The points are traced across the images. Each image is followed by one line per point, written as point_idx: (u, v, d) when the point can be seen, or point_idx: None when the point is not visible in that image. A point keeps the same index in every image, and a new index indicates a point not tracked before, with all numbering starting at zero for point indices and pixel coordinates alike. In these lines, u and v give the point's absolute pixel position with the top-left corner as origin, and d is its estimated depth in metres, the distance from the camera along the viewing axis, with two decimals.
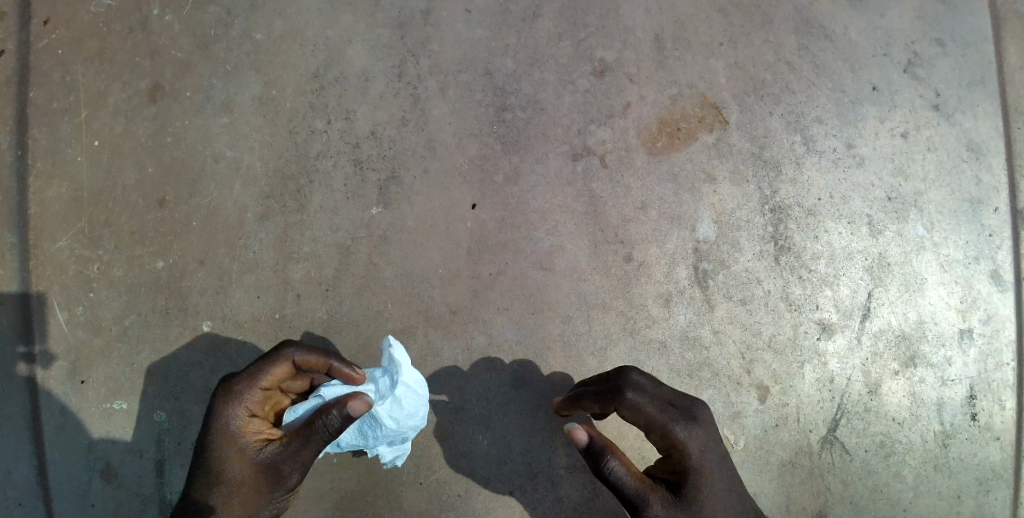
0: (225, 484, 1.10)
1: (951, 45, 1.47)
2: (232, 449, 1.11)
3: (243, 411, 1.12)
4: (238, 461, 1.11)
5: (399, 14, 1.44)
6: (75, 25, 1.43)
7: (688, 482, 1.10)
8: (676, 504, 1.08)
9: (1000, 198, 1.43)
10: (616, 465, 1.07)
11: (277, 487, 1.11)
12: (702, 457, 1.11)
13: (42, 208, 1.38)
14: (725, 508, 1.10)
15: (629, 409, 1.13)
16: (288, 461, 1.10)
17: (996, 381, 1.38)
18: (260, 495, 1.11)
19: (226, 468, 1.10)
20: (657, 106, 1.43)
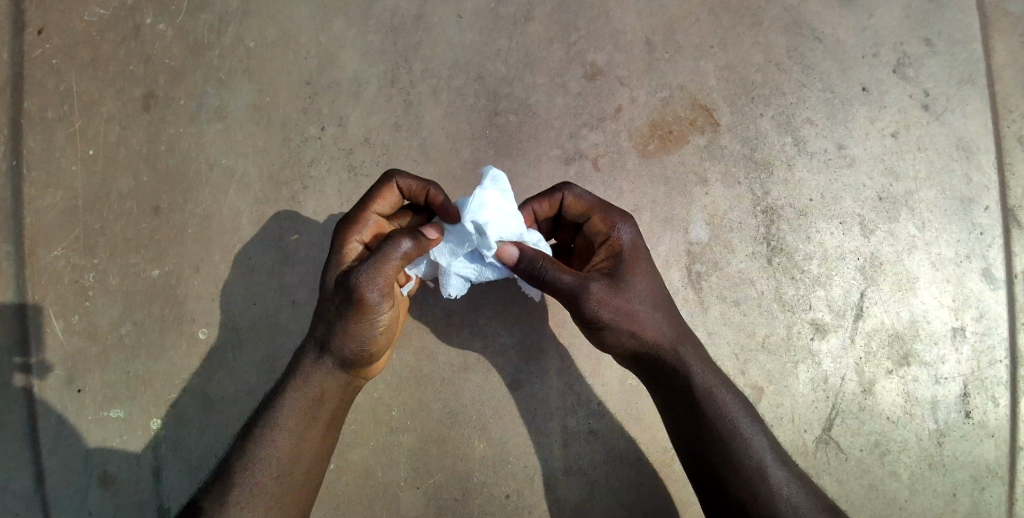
0: (321, 316, 1.14)
1: (940, 44, 1.48)
2: (326, 277, 1.14)
3: (352, 242, 1.15)
4: (327, 287, 1.14)
5: (390, 20, 1.45)
6: (68, 34, 1.44)
7: (623, 282, 1.10)
8: (611, 302, 1.08)
9: (990, 196, 1.44)
10: (547, 265, 1.08)
11: (354, 315, 1.09)
12: (637, 265, 1.12)
13: (37, 217, 1.38)
14: (657, 317, 1.13)
15: (573, 202, 1.15)
16: (353, 282, 1.07)
17: (990, 379, 1.39)
18: (346, 321, 1.11)
19: (321, 297, 1.14)
20: (649, 108, 1.44)
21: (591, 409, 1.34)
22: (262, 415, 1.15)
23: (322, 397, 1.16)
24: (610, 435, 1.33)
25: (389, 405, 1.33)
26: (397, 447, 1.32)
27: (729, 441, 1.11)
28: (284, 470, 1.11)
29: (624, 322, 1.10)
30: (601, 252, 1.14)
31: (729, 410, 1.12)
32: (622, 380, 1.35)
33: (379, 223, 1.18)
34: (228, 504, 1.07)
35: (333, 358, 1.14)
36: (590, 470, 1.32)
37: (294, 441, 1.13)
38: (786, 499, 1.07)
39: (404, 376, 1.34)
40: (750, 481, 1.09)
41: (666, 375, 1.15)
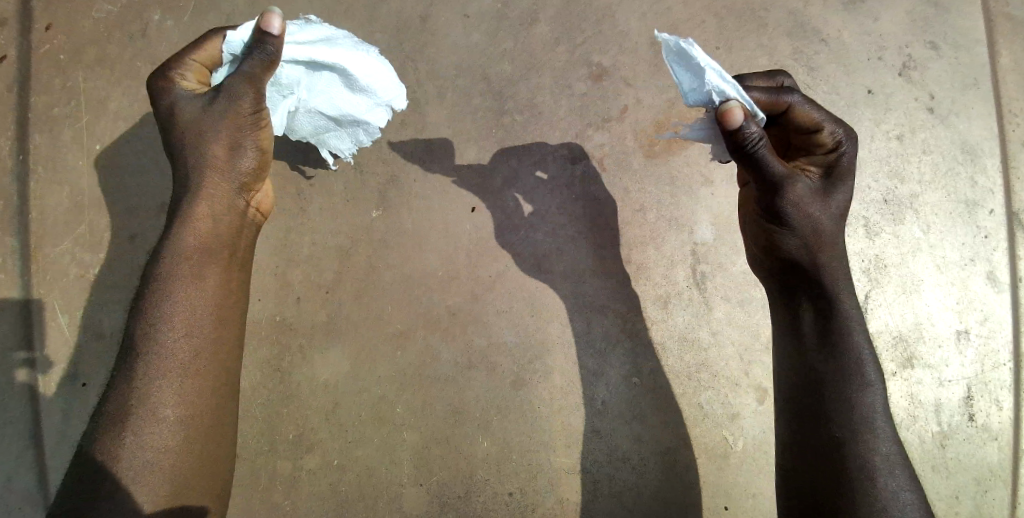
0: (194, 137, 1.02)
1: (945, 48, 1.48)
2: (178, 101, 1.02)
3: (176, 77, 1.03)
4: (188, 105, 1.02)
5: (396, 20, 1.46)
6: (76, 32, 1.44)
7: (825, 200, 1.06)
8: (806, 216, 1.05)
9: (995, 199, 1.44)
10: (764, 145, 0.96)
11: (244, 111, 1.01)
12: (843, 180, 1.07)
13: (43, 213, 1.39)
14: (834, 244, 1.08)
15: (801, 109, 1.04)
16: (235, 74, 0.99)
17: (994, 382, 1.39)
18: (236, 119, 1.02)
19: (184, 120, 1.02)
20: (654, 110, 1.44)
21: (594, 408, 1.34)
22: (148, 277, 0.99)
23: (217, 229, 1.05)
24: (612, 435, 1.33)
25: (392, 403, 1.34)
26: (400, 446, 1.32)
27: (844, 379, 1.04)
28: (192, 319, 0.98)
29: (800, 231, 1.06)
30: (816, 163, 1.09)
31: (858, 355, 1.06)
32: (625, 380, 1.35)
33: (205, 64, 1.06)
34: (137, 380, 0.92)
35: (226, 174, 1.05)
36: (592, 470, 1.32)
37: (198, 285, 1.00)
38: (883, 451, 1.00)
39: (407, 374, 1.34)
40: (858, 420, 1.02)
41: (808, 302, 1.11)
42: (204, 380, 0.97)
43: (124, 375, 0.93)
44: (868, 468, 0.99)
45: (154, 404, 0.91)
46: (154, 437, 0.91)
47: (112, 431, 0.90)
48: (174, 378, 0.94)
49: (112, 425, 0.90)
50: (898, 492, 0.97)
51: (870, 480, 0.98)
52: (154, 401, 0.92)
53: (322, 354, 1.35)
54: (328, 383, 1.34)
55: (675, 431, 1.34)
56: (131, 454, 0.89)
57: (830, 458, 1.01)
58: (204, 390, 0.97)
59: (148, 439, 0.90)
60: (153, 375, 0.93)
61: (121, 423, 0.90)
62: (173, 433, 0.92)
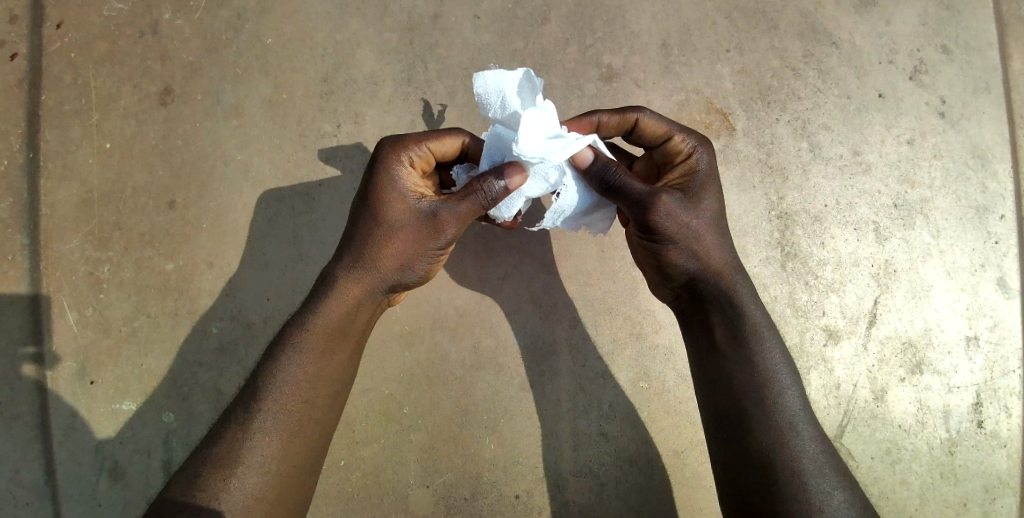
0: (380, 234, 1.08)
1: (956, 52, 1.47)
2: (392, 190, 1.07)
3: (400, 160, 1.09)
4: (398, 201, 1.07)
5: (406, 20, 1.46)
6: (87, 29, 1.45)
7: (693, 199, 1.09)
8: (684, 215, 1.07)
9: (1006, 205, 1.43)
10: (624, 175, 1.04)
11: (434, 238, 1.08)
12: (708, 183, 1.11)
13: (53, 209, 1.39)
14: (717, 242, 1.11)
15: (650, 124, 1.14)
16: (450, 211, 1.06)
17: (1003, 388, 1.38)
18: (425, 242, 1.08)
19: (385, 215, 1.07)
20: (663, 111, 1.43)
21: (601, 411, 1.33)
22: (287, 334, 1.07)
23: (354, 317, 1.11)
24: (619, 437, 1.32)
25: (399, 403, 1.33)
26: (407, 446, 1.32)
27: (768, 376, 1.08)
28: (314, 396, 1.06)
29: (682, 240, 1.08)
30: (683, 174, 1.12)
31: (773, 357, 1.09)
32: (633, 382, 1.35)
33: (434, 153, 1.13)
34: (250, 431, 1.00)
35: (387, 278, 1.11)
36: (598, 472, 1.31)
37: (326, 365, 1.07)
38: (809, 451, 1.03)
39: (415, 374, 1.34)
40: (769, 417, 1.05)
41: (717, 312, 1.12)
42: (294, 451, 1.03)
43: (239, 420, 1.01)
44: (797, 473, 1.01)
45: (254, 462, 0.99)
46: (252, 490, 0.97)
47: (218, 468, 0.97)
48: (282, 441, 1.01)
49: (219, 460, 0.98)
50: (825, 498, 1.00)
51: (796, 485, 1.00)
52: (259, 458, 0.99)
53: None
54: None
55: (682, 433, 1.33)
56: (230, 502, 0.96)
57: (767, 474, 1.02)
58: (304, 460, 1.04)
59: (243, 491, 0.97)
60: (264, 433, 1.00)
61: (227, 466, 0.98)
62: (263, 490, 0.98)
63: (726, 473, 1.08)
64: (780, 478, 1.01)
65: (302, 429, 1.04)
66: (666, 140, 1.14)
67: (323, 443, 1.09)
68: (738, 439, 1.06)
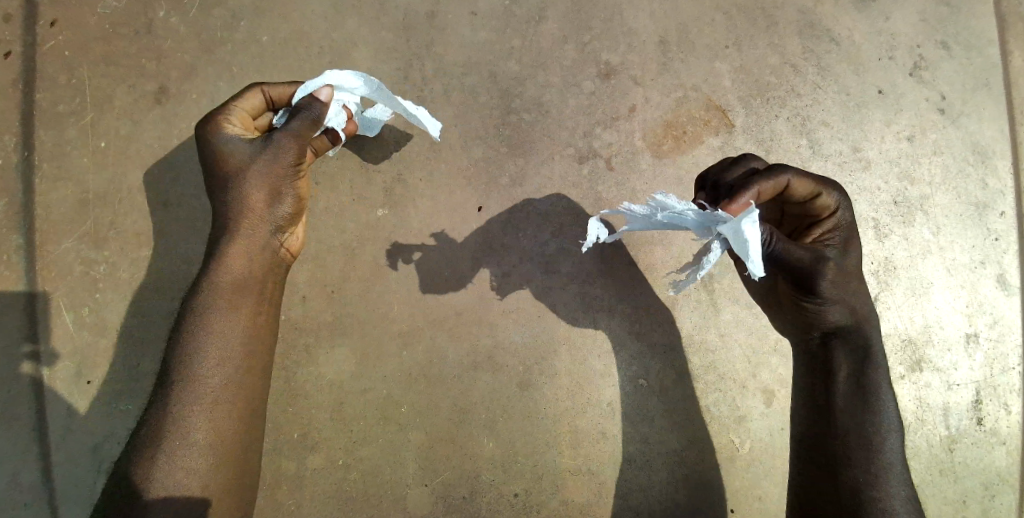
0: (235, 183, 1.08)
1: (957, 48, 1.47)
2: (224, 145, 1.08)
3: (225, 124, 1.10)
4: (231, 151, 1.08)
5: (403, 18, 1.45)
6: (81, 28, 1.44)
7: (845, 259, 1.11)
8: (834, 277, 1.09)
9: (1006, 202, 1.42)
10: (783, 246, 1.03)
11: (281, 164, 1.10)
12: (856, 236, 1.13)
13: (48, 209, 1.38)
14: (850, 297, 1.13)
15: (801, 183, 1.06)
16: (285, 131, 1.09)
17: (1002, 385, 1.38)
18: (277, 168, 1.09)
19: (232, 165, 1.08)
20: (662, 109, 1.43)
21: (600, 410, 1.33)
22: (185, 309, 1.05)
23: (249, 267, 1.10)
24: (618, 436, 1.32)
25: (398, 403, 1.33)
26: (405, 446, 1.32)
27: (885, 415, 1.09)
28: (229, 352, 1.04)
29: (844, 301, 1.11)
30: (828, 229, 1.12)
31: (888, 399, 1.10)
32: (632, 381, 1.34)
33: (247, 110, 1.14)
34: (170, 408, 0.97)
35: (264, 217, 1.11)
36: (597, 471, 1.31)
37: (236, 320, 1.06)
38: (896, 487, 1.05)
39: (413, 374, 1.34)
40: (875, 452, 1.07)
41: (845, 356, 1.13)
42: (224, 415, 1.01)
43: (158, 404, 0.98)
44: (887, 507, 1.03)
45: (182, 434, 0.96)
46: (185, 459, 0.95)
47: (146, 450, 0.95)
48: (209, 404, 0.99)
49: (149, 444, 0.96)
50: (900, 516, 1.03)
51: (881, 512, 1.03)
52: (185, 429, 0.96)
53: (326, 353, 1.34)
54: (333, 382, 1.33)
55: (682, 432, 1.33)
56: (165, 478, 0.94)
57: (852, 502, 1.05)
58: (236, 415, 1.03)
59: (179, 464, 0.95)
60: (186, 404, 0.98)
61: (154, 446, 0.95)
62: (198, 455, 0.97)
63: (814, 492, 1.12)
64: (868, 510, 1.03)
65: (226, 391, 1.02)
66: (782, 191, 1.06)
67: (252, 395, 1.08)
68: (836, 467, 1.09)
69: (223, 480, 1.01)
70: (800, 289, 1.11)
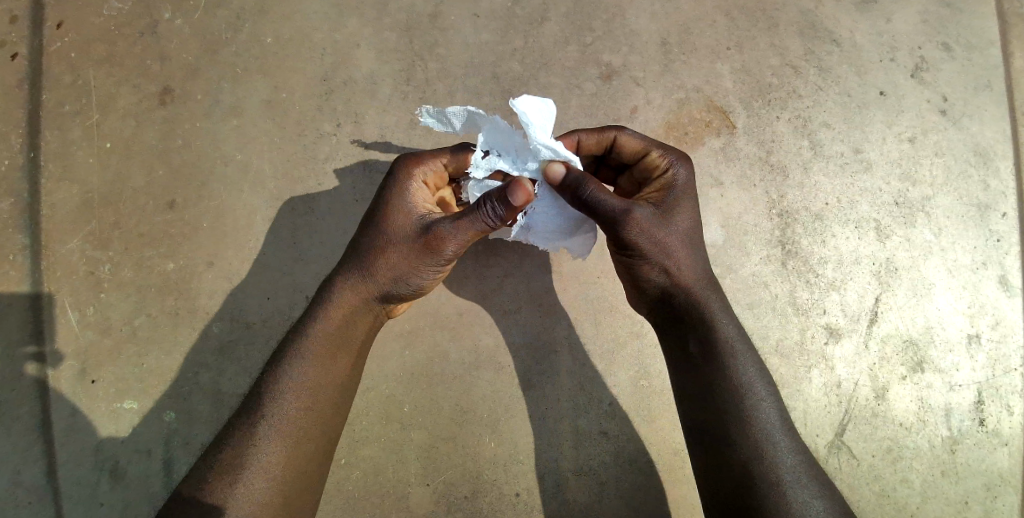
0: (384, 244, 1.10)
1: (958, 49, 1.47)
2: (400, 203, 1.11)
3: (412, 176, 1.13)
4: (404, 213, 1.10)
5: (405, 19, 1.45)
6: (87, 29, 1.45)
7: (670, 213, 1.10)
8: (653, 228, 1.07)
9: (1008, 203, 1.42)
10: (596, 187, 1.04)
11: (438, 253, 1.09)
12: (685, 196, 1.12)
13: (54, 209, 1.39)
14: (682, 255, 1.10)
15: (627, 141, 1.16)
16: (451, 230, 1.07)
17: (1004, 387, 1.37)
18: (425, 256, 1.09)
19: (392, 227, 1.10)
20: (663, 110, 1.43)
21: (601, 409, 1.33)
22: (291, 342, 1.08)
23: (357, 327, 1.12)
24: (619, 436, 1.32)
25: (399, 402, 1.33)
26: (406, 445, 1.32)
27: (742, 386, 1.07)
28: (318, 405, 1.05)
29: (656, 257, 1.08)
30: (658, 188, 1.13)
31: (746, 374, 1.08)
32: (633, 381, 1.34)
33: (448, 170, 1.17)
34: (257, 439, 1.00)
35: (387, 289, 1.11)
36: (599, 471, 1.31)
37: (333, 376, 1.08)
38: (787, 465, 1.02)
39: (415, 374, 1.34)
40: (746, 426, 1.04)
41: (692, 331, 1.11)
42: (300, 460, 1.03)
43: (246, 429, 1.01)
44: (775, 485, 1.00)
45: (259, 470, 0.98)
46: (256, 497, 0.97)
47: (225, 471, 0.98)
48: (285, 450, 1.01)
49: (226, 467, 0.98)
50: (800, 499, 1.00)
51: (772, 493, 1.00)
52: (263, 465, 0.99)
53: None
54: None
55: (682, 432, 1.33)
56: (236, 507, 0.96)
57: (737, 483, 1.02)
58: (310, 469, 1.05)
59: (251, 498, 0.97)
60: (268, 441, 1.00)
61: (233, 474, 0.98)
62: (269, 496, 0.98)
63: (706, 488, 1.07)
64: (761, 492, 1.00)
65: (307, 441, 1.04)
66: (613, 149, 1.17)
67: (327, 454, 1.08)
68: (718, 454, 1.05)
69: None
70: (616, 245, 1.09)
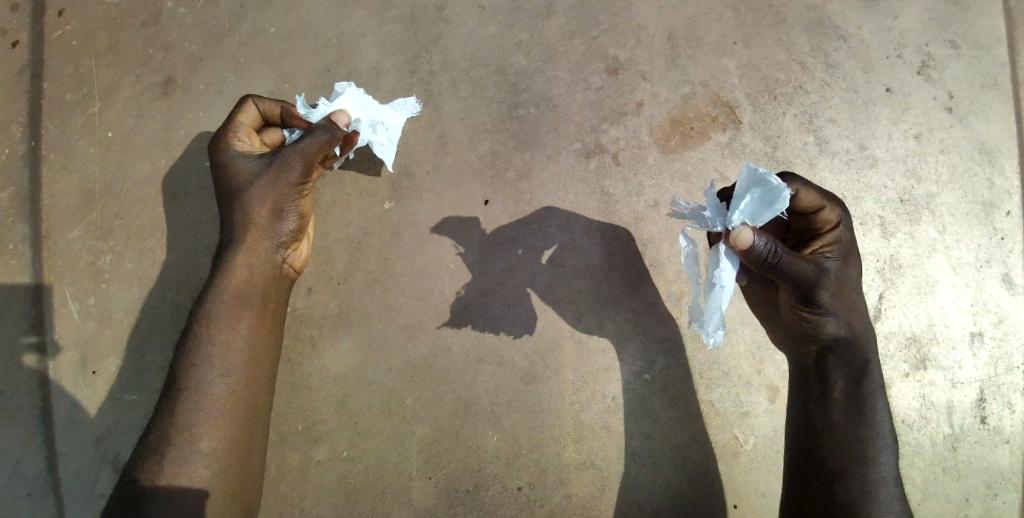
0: (243, 199, 1.15)
1: (965, 47, 1.46)
2: (234, 164, 1.15)
3: (231, 141, 1.18)
4: (240, 167, 1.15)
5: (410, 10, 1.44)
6: (89, 18, 1.44)
7: (846, 271, 1.14)
8: (833, 288, 1.12)
9: (1012, 201, 1.42)
10: (786, 257, 1.04)
11: (286, 178, 1.14)
12: (849, 250, 1.15)
13: (55, 199, 1.38)
14: (852, 311, 1.16)
15: (806, 196, 1.11)
16: (291, 150, 1.12)
17: (1006, 384, 1.38)
18: (279, 185, 1.14)
19: (239, 184, 1.15)
20: (670, 105, 1.42)
21: (604, 404, 1.33)
22: (190, 321, 1.12)
23: (256, 277, 1.17)
24: (622, 431, 1.32)
25: (402, 396, 1.33)
26: (409, 439, 1.32)
27: (871, 418, 1.13)
28: (230, 352, 1.10)
29: (841, 312, 1.14)
30: (829, 242, 1.14)
31: (876, 410, 1.14)
32: (636, 377, 1.34)
33: (248, 125, 1.21)
34: (177, 413, 1.05)
35: (267, 235, 1.17)
36: (601, 465, 1.31)
37: (240, 326, 1.12)
38: (887, 491, 1.09)
39: (418, 368, 1.34)
40: (864, 467, 1.11)
41: (839, 366, 1.16)
42: (224, 409, 1.07)
43: (166, 408, 1.06)
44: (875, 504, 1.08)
45: (191, 433, 1.04)
46: (193, 468, 1.03)
47: (158, 452, 1.02)
48: (207, 406, 1.06)
49: (158, 450, 1.03)
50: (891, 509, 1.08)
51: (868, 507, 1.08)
52: (191, 437, 1.04)
53: (331, 345, 1.34)
54: (338, 374, 1.34)
55: (685, 428, 1.33)
56: (179, 475, 1.02)
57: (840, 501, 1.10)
58: (242, 421, 1.10)
59: (189, 460, 1.03)
60: (189, 405, 1.05)
61: (163, 452, 1.02)
62: (206, 465, 1.04)
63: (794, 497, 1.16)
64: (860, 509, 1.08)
65: (232, 391, 1.09)
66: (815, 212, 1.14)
67: (257, 408, 1.13)
68: (824, 480, 1.13)
69: (227, 471, 1.07)
70: (801, 301, 1.13)
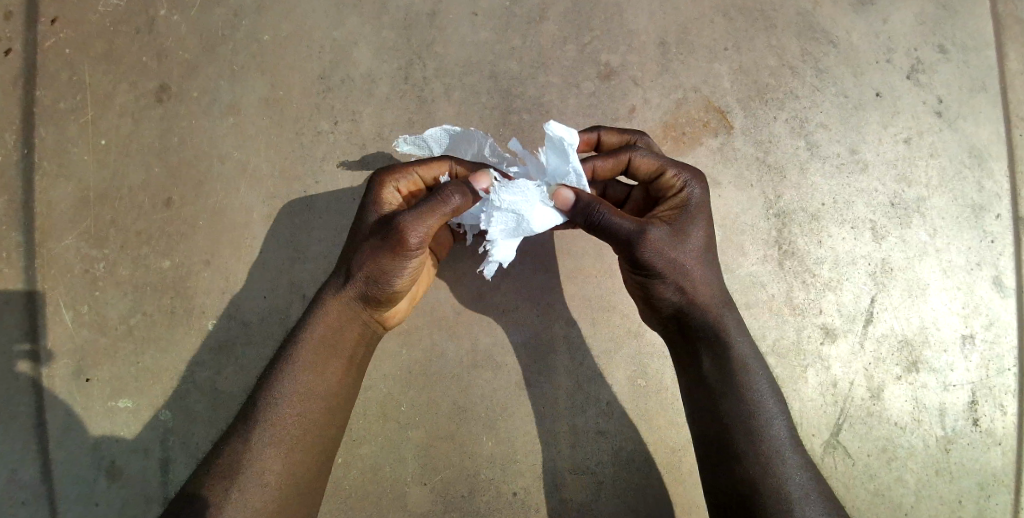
0: (360, 245, 1.10)
1: (953, 52, 1.48)
2: (375, 206, 1.12)
3: (389, 184, 1.13)
4: (376, 220, 1.10)
5: (404, 17, 1.45)
6: (83, 26, 1.44)
7: (684, 233, 1.08)
8: (669, 249, 1.07)
9: (1002, 204, 1.43)
10: (603, 211, 1.04)
11: (405, 250, 1.05)
12: (698, 216, 1.09)
13: (49, 206, 1.38)
14: (700, 276, 1.10)
15: (642, 161, 1.12)
16: (408, 215, 1.03)
17: (998, 386, 1.38)
18: (394, 253, 1.06)
19: (367, 227, 1.11)
20: (662, 110, 1.43)
21: (599, 408, 1.33)
22: (281, 350, 1.10)
23: (345, 329, 1.12)
24: (617, 435, 1.33)
25: (397, 402, 1.33)
26: (404, 444, 1.32)
27: (753, 396, 1.08)
28: (308, 401, 1.06)
29: (674, 278, 1.09)
30: (672, 207, 1.10)
31: (761, 389, 1.09)
32: (630, 381, 1.35)
33: (421, 177, 1.16)
34: (250, 444, 1.02)
35: (365, 292, 1.11)
36: (596, 470, 1.31)
37: (321, 375, 1.08)
38: (797, 480, 1.03)
39: (413, 373, 1.34)
40: (757, 448, 1.05)
41: (705, 342, 1.12)
42: (292, 456, 1.04)
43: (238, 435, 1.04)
44: (781, 493, 1.02)
45: (257, 470, 1.01)
46: (254, 503, 0.99)
47: (219, 475, 1.01)
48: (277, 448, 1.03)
49: (220, 473, 1.01)
50: (799, 497, 1.02)
51: (770, 493, 1.02)
52: (256, 471, 1.01)
53: None
54: None
55: (679, 431, 1.33)
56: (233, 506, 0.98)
57: (742, 488, 1.04)
58: (305, 471, 1.06)
59: (245, 497, 0.99)
60: (261, 444, 1.02)
61: (225, 478, 1.00)
62: (265, 502, 1.01)
63: (707, 485, 1.10)
64: (761, 495, 1.02)
65: (299, 440, 1.05)
66: (660, 176, 1.12)
67: (322, 460, 1.09)
68: (716, 459, 1.08)
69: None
70: (631, 264, 1.10)
